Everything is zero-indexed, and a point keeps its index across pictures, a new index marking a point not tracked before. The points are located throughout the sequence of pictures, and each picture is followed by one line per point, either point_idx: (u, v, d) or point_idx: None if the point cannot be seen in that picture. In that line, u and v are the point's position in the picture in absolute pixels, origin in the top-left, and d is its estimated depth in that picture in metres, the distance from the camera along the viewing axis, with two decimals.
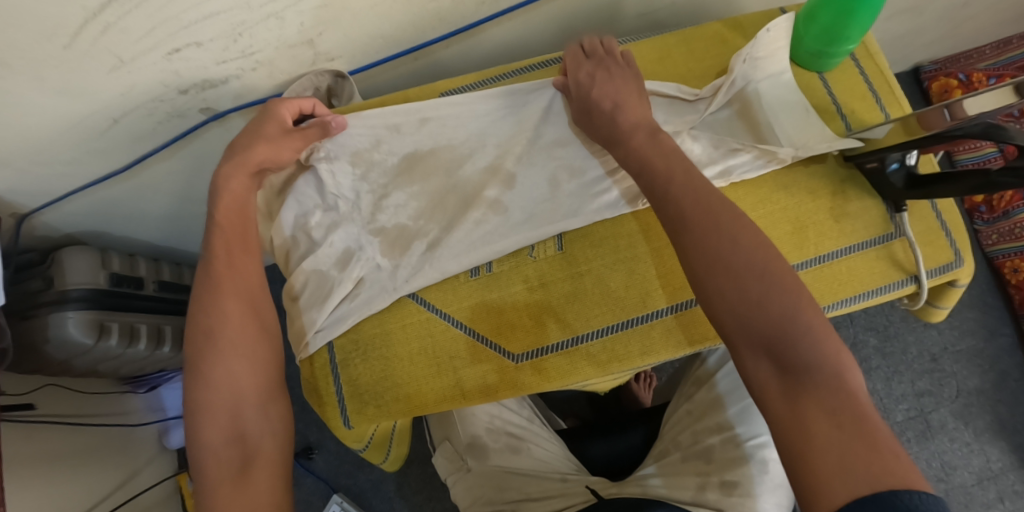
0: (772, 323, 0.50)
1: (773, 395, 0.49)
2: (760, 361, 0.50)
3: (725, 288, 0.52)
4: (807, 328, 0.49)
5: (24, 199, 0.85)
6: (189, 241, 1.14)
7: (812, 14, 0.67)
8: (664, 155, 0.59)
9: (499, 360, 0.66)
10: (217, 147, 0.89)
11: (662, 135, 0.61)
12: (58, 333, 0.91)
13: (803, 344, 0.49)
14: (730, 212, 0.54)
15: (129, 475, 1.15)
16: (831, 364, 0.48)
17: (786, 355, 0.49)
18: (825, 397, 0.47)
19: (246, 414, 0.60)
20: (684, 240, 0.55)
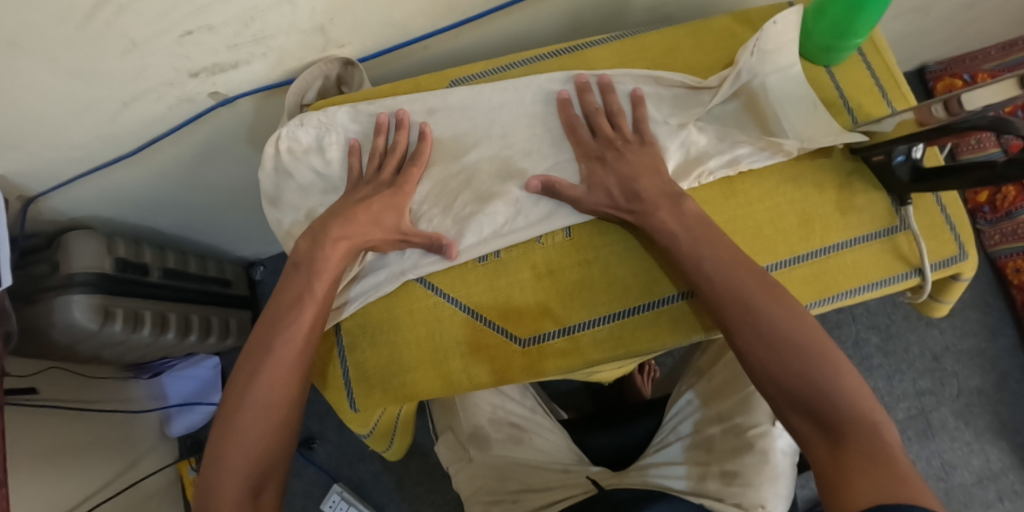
0: (809, 383, 0.55)
1: (817, 449, 0.55)
2: (799, 418, 0.56)
3: (766, 363, 0.57)
4: (843, 386, 0.55)
5: (32, 182, 0.86)
6: (194, 229, 1.15)
7: (822, 9, 0.67)
8: (686, 226, 0.62)
9: (504, 345, 0.66)
10: (225, 134, 0.89)
11: (685, 203, 0.63)
12: (64, 317, 0.91)
13: (837, 398, 0.55)
14: (760, 284, 0.59)
15: (129, 463, 1.15)
16: (868, 418, 0.53)
17: (826, 414, 0.55)
18: (859, 444, 0.52)
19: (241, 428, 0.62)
20: (722, 318, 0.59)
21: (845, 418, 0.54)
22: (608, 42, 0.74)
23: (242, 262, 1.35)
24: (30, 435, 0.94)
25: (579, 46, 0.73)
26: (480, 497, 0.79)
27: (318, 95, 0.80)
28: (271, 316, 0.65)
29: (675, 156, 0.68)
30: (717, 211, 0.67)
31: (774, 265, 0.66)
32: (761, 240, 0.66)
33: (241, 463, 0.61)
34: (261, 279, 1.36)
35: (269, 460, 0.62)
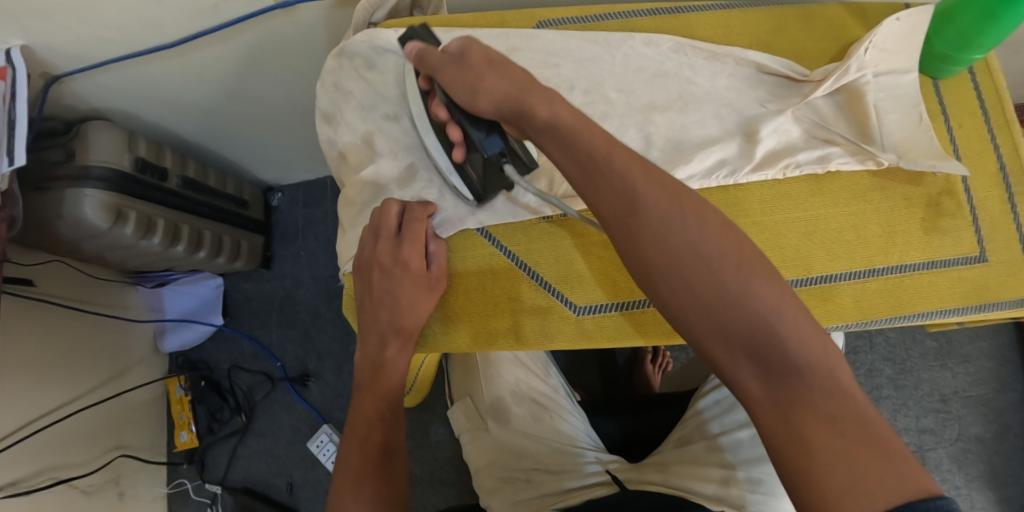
0: (696, 289, 0.46)
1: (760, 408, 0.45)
2: (740, 362, 0.45)
3: (689, 284, 0.46)
4: (745, 282, 0.45)
5: (59, 60, 0.79)
6: (220, 140, 1.08)
7: (948, 15, 0.62)
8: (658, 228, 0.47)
9: (560, 310, 0.62)
10: (274, 41, 0.84)
11: (665, 186, 0.49)
12: (73, 211, 0.85)
13: (791, 344, 0.44)
14: (653, 227, 0.47)
15: (117, 372, 1.12)
16: (756, 338, 0.44)
17: (771, 359, 0.44)
18: (822, 407, 0.43)
19: (368, 440, 0.62)
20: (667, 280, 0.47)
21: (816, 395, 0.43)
22: (714, 9, 0.68)
23: (261, 186, 1.29)
24: (16, 328, 0.90)
25: (683, 8, 0.68)
26: (492, 472, 0.77)
27: (388, 13, 0.72)
28: (372, 314, 0.62)
29: (768, 142, 0.63)
30: (800, 208, 0.64)
31: (849, 274, 0.63)
32: (840, 246, 0.63)
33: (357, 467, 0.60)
34: (277, 206, 1.31)
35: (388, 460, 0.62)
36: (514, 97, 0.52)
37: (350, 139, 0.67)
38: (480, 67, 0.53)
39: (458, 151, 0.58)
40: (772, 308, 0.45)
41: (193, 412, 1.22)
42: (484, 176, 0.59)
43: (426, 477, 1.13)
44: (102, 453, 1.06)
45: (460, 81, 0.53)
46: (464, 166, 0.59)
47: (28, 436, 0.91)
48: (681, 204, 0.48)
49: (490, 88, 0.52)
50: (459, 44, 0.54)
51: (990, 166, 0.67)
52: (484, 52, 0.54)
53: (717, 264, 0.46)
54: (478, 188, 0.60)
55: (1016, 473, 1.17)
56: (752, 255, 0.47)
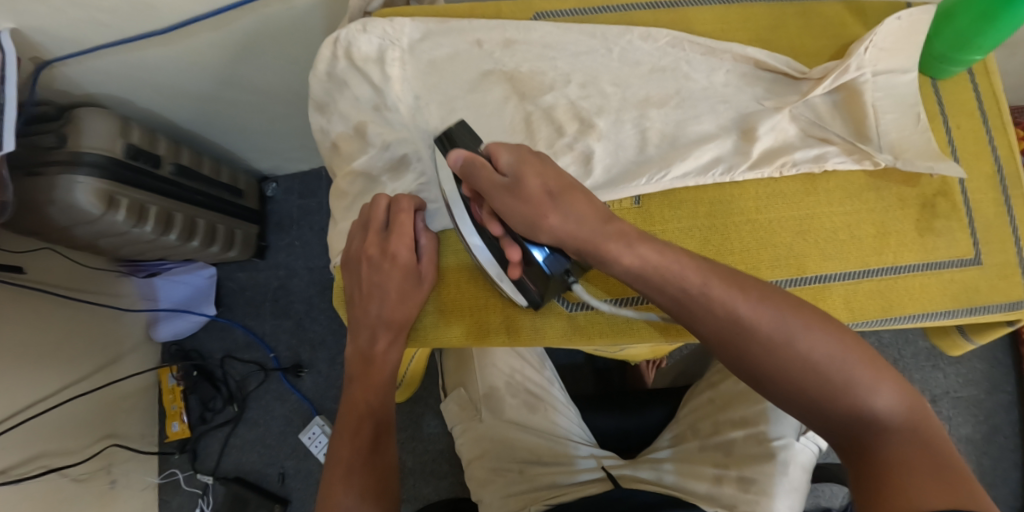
0: (797, 391, 0.48)
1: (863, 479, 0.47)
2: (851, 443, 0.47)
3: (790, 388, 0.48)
4: (843, 374, 0.47)
5: (52, 44, 0.78)
6: (215, 128, 1.07)
7: (949, 15, 0.62)
8: (761, 344, 0.49)
9: (552, 305, 0.62)
10: (270, 28, 0.83)
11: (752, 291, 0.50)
12: (64, 197, 0.85)
13: (891, 419, 0.46)
14: (755, 346, 0.49)
15: (109, 360, 1.11)
16: (858, 423, 0.46)
17: (879, 435, 0.46)
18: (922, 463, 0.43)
19: (358, 434, 0.61)
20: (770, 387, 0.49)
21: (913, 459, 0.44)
22: (713, 3, 0.68)
23: (256, 175, 1.28)
24: (7, 314, 0.90)
25: (682, 2, 0.67)
26: (484, 464, 0.76)
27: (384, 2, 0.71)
28: (360, 309, 0.61)
29: (765, 140, 0.63)
30: (794, 206, 0.63)
31: (843, 274, 0.63)
32: (833, 245, 0.63)
33: (346, 460, 0.60)
34: (272, 196, 1.30)
35: (377, 454, 0.61)
36: (585, 239, 0.53)
37: (342, 129, 0.66)
38: (541, 203, 0.53)
39: (516, 270, 0.57)
40: (867, 392, 0.47)
41: (185, 402, 1.22)
42: (543, 288, 0.58)
43: (417, 469, 1.13)
44: (94, 442, 1.06)
45: (521, 215, 0.53)
46: (522, 280, 0.58)
47: (19, 422, 0.91)
48: (768, 307, 0.50)
49: (553, 226, 0.53)
50: (511, 167, 0.53)
51: (986, 168, 0.67)
52: (541, 181, 0.53)
53: (807, 359, 0.48)
54: (536, 298, 0.59)
55: (1004, 473, 1.17)
56: (837, 341, 0.49)
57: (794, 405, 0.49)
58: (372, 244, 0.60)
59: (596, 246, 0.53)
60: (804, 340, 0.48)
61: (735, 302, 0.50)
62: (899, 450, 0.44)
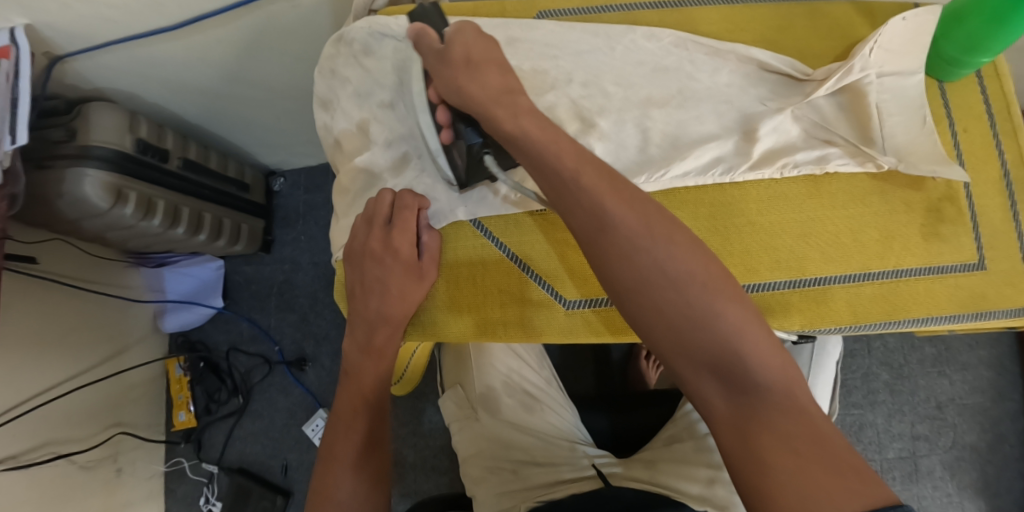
0: (665, 307, 0.49)
1: (721, 422, 0.48)
2: (704, 380, 0.48)
3: (660, 303, 0.49)
4: (711, 303, 0.48)
5: (62, 40, 0.79)
6: (222, 124, 1.08)
7: (959, 16, 0.61)
8: (631, 252, 0.50)
9: (549, 304, 0.62)
10: (276, 24, 0.83)
11: (634, 197, 0.52)
12: (73, 190, 0.86)
13: (751, 363, 0.47)
14: (625, 247, 0.50)
15: (116, 351, 1.13)
16: (718, 354, 0.48)
17: (735, 377, 0.48)
18: (780, 424, 0.45)
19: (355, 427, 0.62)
20: (635, 298, 0.50)
21: (779, 419, 0.46)
22: (718, 3, 0.67)
23: (262, 170, 1.29)
24: (19, 305, 0.91)
25: (687, 2, 0.67)
26: (480, 462, 0.77)
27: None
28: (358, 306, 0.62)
29: (766, 141, 0.62)
30: (797, 209, 0.63)
31: (845, 277, 0.63)
32: (836, 248, 0.63)
33: (342, 455, 0.61)
34: (279, 191, 1.31)
35: (375, 446, 0.63)
36: (483, 100, 0.54)
37: (345, 125, 0.67)
38: (456, 66, 0.56)
39: (446, 134, 0.59)
40: (729, 323, 0.48)
41: (191, 393, 1.24)
42: (467, 165, 0.60)
43: (418, 464, 1.14)
44: (102, 431, 1.07)
45: (445, 75, 0.56)
46: (452, 150, 0.60)
47: (30, 410, 0.93)
48: (649, 219, 0.51)
49: (464, 85, 0.55)
50: (451, 32, 0.57)
51: (993, 173, 0.66)
52: (465, 47, 0.56)
53: (683, 285, 0.49)
54: (462, 175, 0.60)
55: (1009, 483, 1.16)
56: (716, 273, 0.50)
57: (658, 325, 0.49)
58: (375, 240, 0.60)
59: (489, 102, 0.54)
60: (678, 259, 0.49)
61: (613, 206, 0.50)
62: (766, 408, 0.46)
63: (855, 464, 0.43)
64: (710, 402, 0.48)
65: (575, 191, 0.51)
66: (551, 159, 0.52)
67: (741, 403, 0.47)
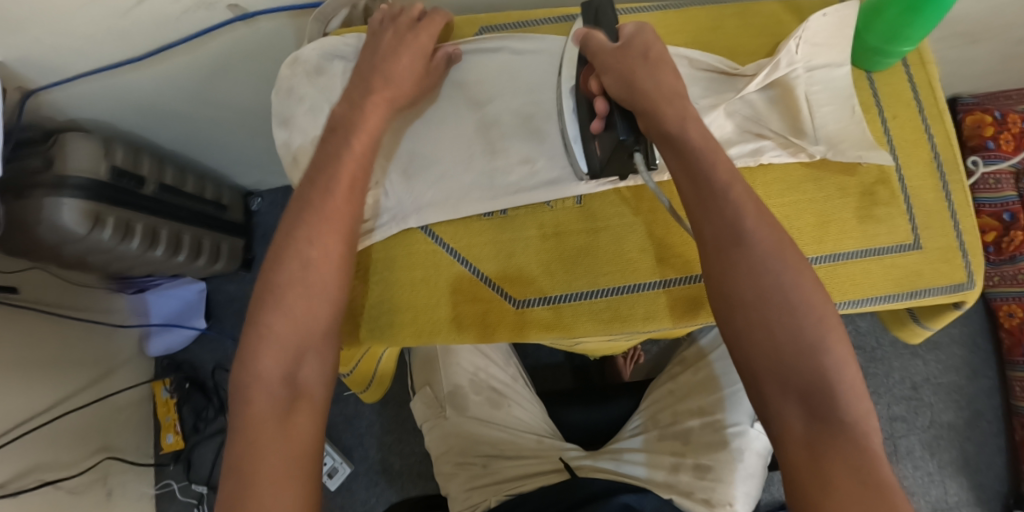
0: (778, 325, 0.50)
1: (792, 446, 0.48)
2: (789, 403, 0.49)
3: (771, 320, 0.50)
4: (822, 331, 0.49)
5: (34, 73, 0.82)
6: (198, 147, 1.12)
7: (877, 10, 0.64)
8: (755, 269, 0.51)
9: (499, 303, 0.64)
10: (240, 49, 0.87)
11: (772, 223, 0.53)
12: (51, 218, 0.89)
13: (842, 398, 0.48)
14: (749, 263, 0.51)
15: (102, 375, 1.15)
16: (814, 381, 0.49)
17: (823, 407, 0.48)
18: (852, 458, 0.46)
19: (309, 343, 0.56)
20: (746, 312, 0.51)
21: (851, 455, 0.46)
22: (651, 10, 0.71)
23: (240, 190, 1.32)
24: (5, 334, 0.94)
25: (621, 10, 0.71)
26: (450, 458, 0.81)
27: (341, 22, 0.76)
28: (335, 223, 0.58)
29: None
30: None
31: None
32: None
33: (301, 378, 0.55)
34: (257, 210, 1.35)
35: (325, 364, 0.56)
36: (652, 97, 0.55)
37: (302, 142, 0.69)
38: (636, 59, 0.57)
39: (597, 123, 0.60)
40: (835, 355, 0.49)
41: (179, 414, 1.26)
42: (608, 156, 0.61)
43: (405, 470, 1.16)
44: (89, 455, 1.09)
45: (622, 67, 0.57)
46: (592, 140, 0.62)
47: (19, 435, 0.94)
48: (782, 243, 0.52)
49: (642, 81, 0.56)
50: (632, 32, 0.59)
51: (924, 155, 0.69)
52: (643, 47, 0.58)
53: (803, 308, 0.50)
54: (597, 164, 0.62)
55: (988, 458, 1.18)
56: (830, 308, 0.51)
57: (761, 341, 0.50)
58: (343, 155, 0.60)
59: (659, 100, 0.55)
60: (803, 284, 0.51)
61: (746, 229, 0.52)
62: (842, 441, 0.47)
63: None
64: (788, 425, 0.49)
65: (704, 206, 0.54)
66: (688, 180, 0.55)
67: (817, 430, 0.48)
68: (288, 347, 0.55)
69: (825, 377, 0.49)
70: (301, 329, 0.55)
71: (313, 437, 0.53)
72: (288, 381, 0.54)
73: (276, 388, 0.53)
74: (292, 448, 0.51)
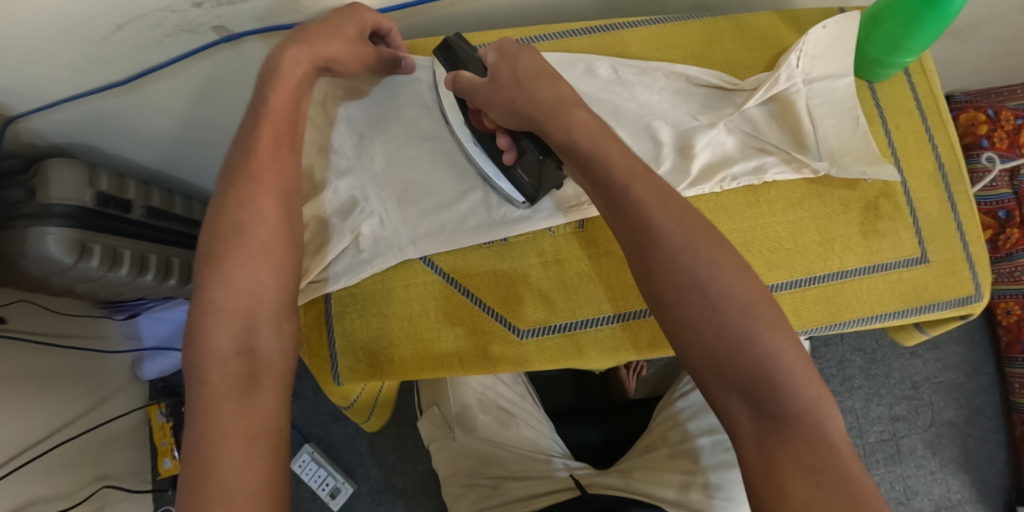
0: (702, 323, 0.48)
1: (746, 444, 0.46)
2: (733, 400, 0.47)
3: (696, 319, 0.48)
4: (749, 324, 0.47)
5: (12, 101, 0.79)
6: (184, 167, 1.09)
7: (878, 20, 0.63)
8: (671, 266, 0.49)
9: (503, 333, 0.63)
10: (224, 70, 0.84)
11: (685, 212, 0.51)
12: (36, 248, 0.86)
13: (786, 391, 0.46)
14: (663, 262, 0.49)
15: (96, 402, 1.13)
16: (752, 377, 0.46)
17: (765, 402, 0.46)
18: (805, 455, 0.44)
19: (260, 327, 0.54)
20: (671, 313, 0.49)
21: (805, 451, 0.44)
22: (648, 24, 0.70)
23: None
24: None
25: (617, 25, 0.69)
26: (458, 479, 0.79)
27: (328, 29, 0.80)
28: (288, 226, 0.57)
29: (702, 156, 0.65)
30: (738, 219, 0.65)
31: (790, 282, 0.64)
32: (779, 254, 0.65)
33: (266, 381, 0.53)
34: None
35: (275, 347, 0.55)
36: (539, 117, 0.55)
37: None
38: (510, 87, 0.56)
39: (509, 156, 0.60)
40: (768, 345, 0.47)
41: (176, 437, 1.24)
42: (536, 179, 0.60)
43: (408, 489, 1.14)
44: (87, 484, 1.06)
45: (495, 100, 0.57)
46: (515, 169, 0.61)
47: (17, 467, 0.92)
48: (694, 236, 0.50)
49: (519, 106, 0.55)
50: (495, 59, 0.58)
51: (928, 166, 0.68)
52: (512, 69, 0.56)
53: (725, 303, 0.48)
54: (531, 190, 0.61)
55: (989, 455, 1.18)
56: (759, 296, 0.48)
57: (692, 342, 0.48)
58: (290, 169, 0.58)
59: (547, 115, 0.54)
60: (722, 276, 0.48)
61: (658, 224, 0.50)
62: (796, 437, 0.45)
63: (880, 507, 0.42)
64: (736, 422, 0.47)
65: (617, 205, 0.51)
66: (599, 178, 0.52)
67: (768, 427, 0.46)
68: (237, 318, 0.53)
69: (765, 372, 0.46)
70: (247, 298, 0.54)
71: (279, 409, 0.53)
72: (245, 354, 0.53)
73: (233, 363, 0.52)
74: (254, 423, 0.50)
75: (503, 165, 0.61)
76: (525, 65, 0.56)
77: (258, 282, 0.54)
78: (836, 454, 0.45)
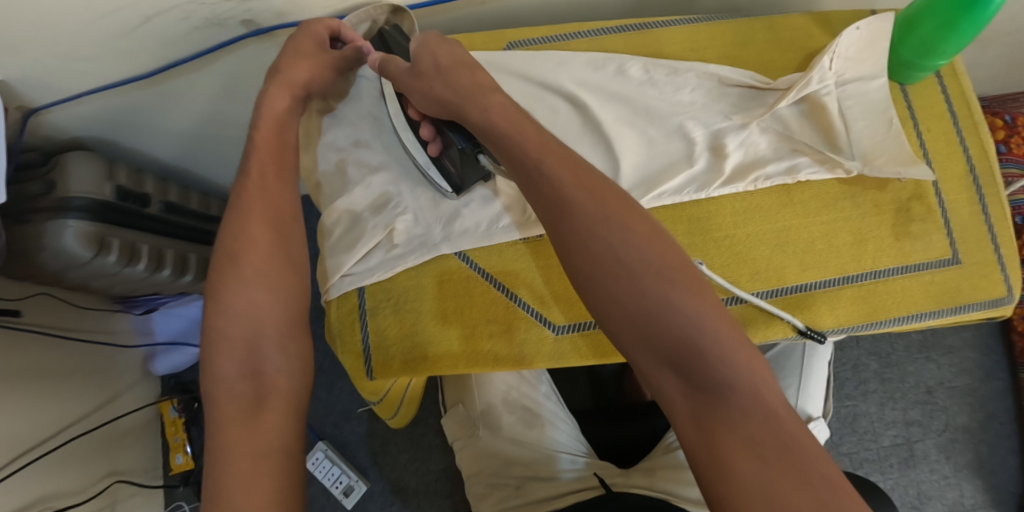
0: (619, 294, 0.47)
1: (682, 419, 0.45)
2: (664, 373, 0.46)
3: (617, 292, 0.48)
4: (668, 292, 0.47)
5: (33, 92, 0.78)
6: (202, 162, 1.09)
7: (914, 22, 0.63)
8: (585, 238, 0.49)
9: (538, 330, 0.63)
10: (248, 65, 0.84)
11: (597, 185, 0.51)
12: (54, 242, 0.85)
13: (714, 359, 0.45)
14: (578, 235, 0.49)
15: (108, 398, 1.12)
16: (677, 346, 0.46)
17: (696, 372, 0.45)
18: (743, 424, 0.43)
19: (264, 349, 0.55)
20: (590, 288, 0.49)
21: (742, 420, 0.43)
22: (681, 24, 0.70)
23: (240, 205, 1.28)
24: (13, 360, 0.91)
25: (651, 24, 0.70)
26: (483, 478, 0.80)
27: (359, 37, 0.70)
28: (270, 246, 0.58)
29: (734, 156, 0.65)
30: (771, 219, 0.65)
31: (824, 282, 0.65)
32: (812, 255, 0.65)
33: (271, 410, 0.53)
34: None
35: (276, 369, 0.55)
36: (456, 102, 0.58)
37: (325, 168, 0.68)
38: (430, 75, 0.59)
39: (434, 146, 0.63)
40: (690, 313, 0.46)
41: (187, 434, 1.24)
42: (461, 167, 0.63)
43: (421, 489, 1.14)
44: (98, 479, 1.05)
45: (417, 88, 0.60)
46: (442, 160, 0.64)
47: (30, 462, 0.91)
48: (605, 208, 0.50)
49: (436, 91, 0.59)
50: (416, 44, 0.61)
51: (959, 169, 0.68)
52: (432, 58, 0.60)
53: (642, 273, 0.47)
54: (456, 182, 0.63)
55: (1004, 460, 1.17)
56: (678, 265, 0.48)
57: (617, 317, 0.48)
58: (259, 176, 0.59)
59: (465, 100, 0.57)
60: (635, 247, 0.48)
61: (571, 196, 0.50)
62: (730, 406, 0.44)
63: (823, 472, 0.41)
64: (674, 401, 0.46)
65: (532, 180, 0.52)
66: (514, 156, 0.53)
67: (701, 398, 0.45)
68: (239, 343, 0.55)
69: (691, 340, 0.46)
70: (248, 321, 0.55)
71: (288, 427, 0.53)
72: (251, 376, 0.54)
73: (240, 385, 0.53)
74: (263, 444, 0.51)
75: (430, 158, 0.64)
76: (447, 52, 0.60)
77: (256, 305, 0.56)
78: (776, 420, 0.43)
